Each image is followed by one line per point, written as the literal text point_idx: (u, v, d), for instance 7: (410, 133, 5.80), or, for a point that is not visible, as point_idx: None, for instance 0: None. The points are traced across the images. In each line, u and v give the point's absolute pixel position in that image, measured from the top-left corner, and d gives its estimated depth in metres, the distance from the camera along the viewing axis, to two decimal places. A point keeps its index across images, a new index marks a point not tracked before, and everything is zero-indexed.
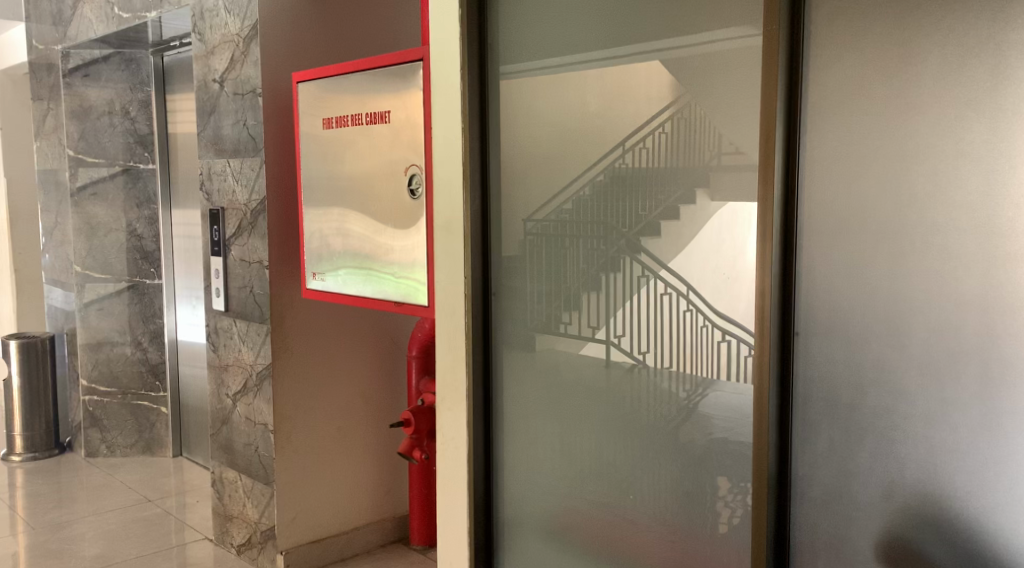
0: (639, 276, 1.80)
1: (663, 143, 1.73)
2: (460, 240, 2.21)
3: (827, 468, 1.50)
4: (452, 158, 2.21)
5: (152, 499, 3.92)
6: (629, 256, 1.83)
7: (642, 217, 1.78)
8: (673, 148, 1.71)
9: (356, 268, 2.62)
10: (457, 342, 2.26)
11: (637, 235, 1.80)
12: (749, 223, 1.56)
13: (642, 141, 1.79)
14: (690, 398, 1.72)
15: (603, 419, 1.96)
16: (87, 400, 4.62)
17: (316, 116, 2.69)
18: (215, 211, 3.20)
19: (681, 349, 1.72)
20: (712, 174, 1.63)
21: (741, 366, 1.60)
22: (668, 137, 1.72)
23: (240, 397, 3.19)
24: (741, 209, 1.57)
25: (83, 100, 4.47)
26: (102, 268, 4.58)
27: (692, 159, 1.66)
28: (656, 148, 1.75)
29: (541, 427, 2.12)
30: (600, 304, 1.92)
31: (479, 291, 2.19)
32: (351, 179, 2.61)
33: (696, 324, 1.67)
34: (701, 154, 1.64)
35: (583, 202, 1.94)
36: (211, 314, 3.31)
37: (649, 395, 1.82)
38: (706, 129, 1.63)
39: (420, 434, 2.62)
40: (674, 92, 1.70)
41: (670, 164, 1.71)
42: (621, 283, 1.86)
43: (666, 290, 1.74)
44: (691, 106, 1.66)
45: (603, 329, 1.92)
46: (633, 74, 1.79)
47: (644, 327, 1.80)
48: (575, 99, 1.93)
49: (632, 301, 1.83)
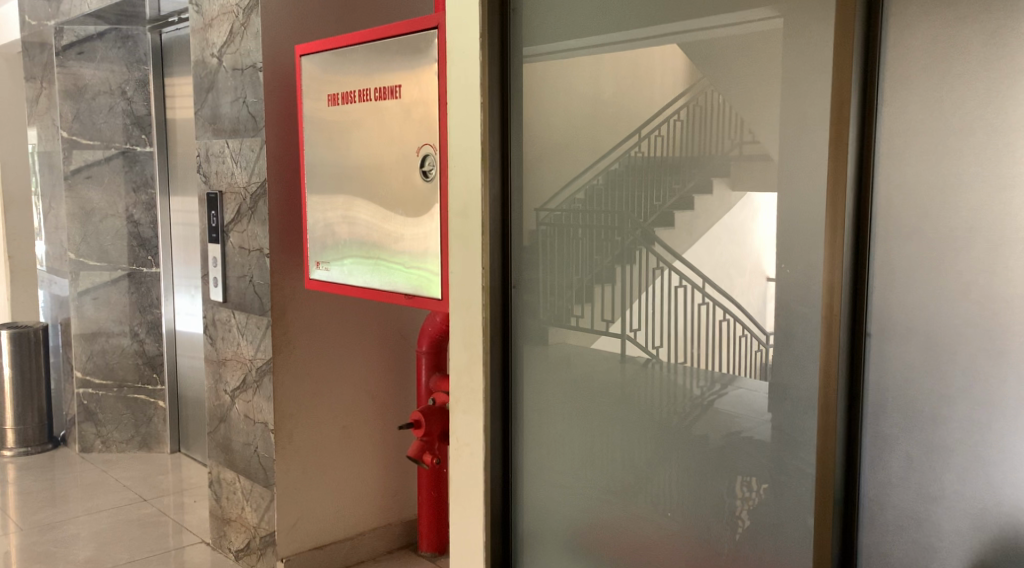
0: (653, 268, 1.66)
1: (701, 123, 1.54)
2: (478, 223, 2.00)
3: (903, 490, 1.30)
4: (468, 136, 2.01)
5: (148, 498, 3.76)
6: (644, 247, 1.68)
7: (656, 208, 1.64)
8: (719, 130, 1.50)
9: (363, 258, 2.43)
10: (474, 339, 2.05)
11: (651, 224, 1.66)
12: (765, 214, 1.43)
13: (659, 128, 1.63)
14: (705, 395, 1.58)
15: (627, 425, 1.76)
16: (82, 393, 4.46)
17: (320, 93, 2.50)
18: (213, 195, 3.01)
19: (702, 346, 1.57)
20: (774, 157, 1.41)
21: (747, 360, 1.49)
22: (706, 119, 1.53)
23: (238, 394, 3.01)
24: (759, 205, 1.44)
25: (78, 79, 4.29)
26: (97, 255, 4.40)
27: (742, 140, 1.46)
28: (705, 132, 1.53)
29: (562, 432, 1.93)
30: (614, 295, 1.75)
31: (498, 282, 1.99)
32: (358, 161, 2.41)
33: (713, 318, 1.54)
34: (719, 142, 1.50)
35: (597, 190, 1.78)
36: (208, 305, 3.13)
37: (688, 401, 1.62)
38: (768, 109, 1.42)
39: (432, 436, 2.43)
40: (690, 78, 1.56)
41: (711, 151, 1.52)
42: (635, 275, 1.70)
43: (681, 283, 1.60)
44: (707, 91, 1.52)
45: (617, 322, 1.75)
46: (647, 58, 1.65)
47: (661, 324, 1.65)
48: (589, 79, 1.78)
49: (646, 294, 1.68)
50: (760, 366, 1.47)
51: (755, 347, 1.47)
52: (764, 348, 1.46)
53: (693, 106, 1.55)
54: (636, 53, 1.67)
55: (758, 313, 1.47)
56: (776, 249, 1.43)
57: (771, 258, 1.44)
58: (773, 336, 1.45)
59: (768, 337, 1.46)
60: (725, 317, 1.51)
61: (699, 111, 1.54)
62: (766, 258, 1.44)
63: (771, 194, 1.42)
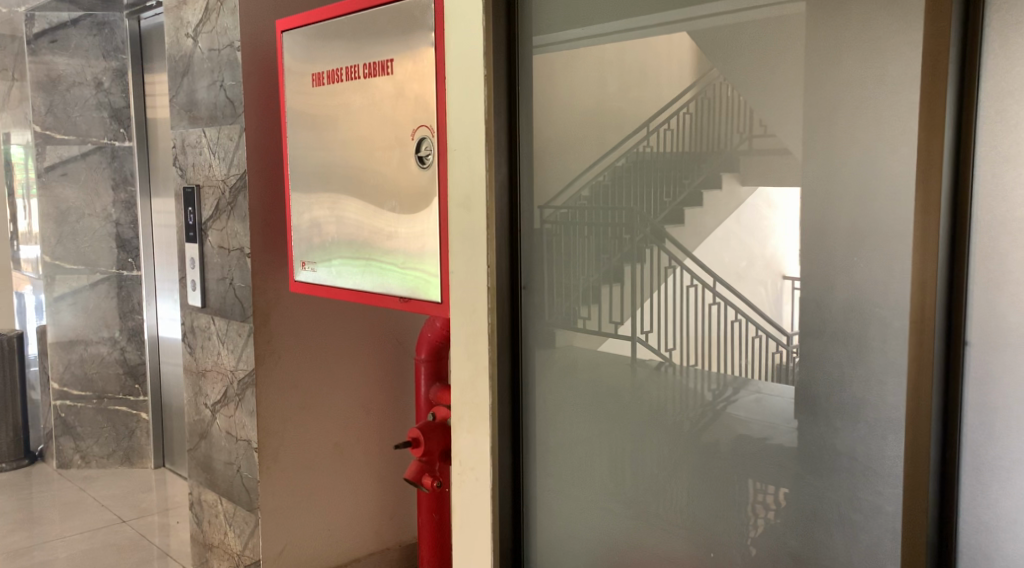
0: (665, 269, 1.46)
1: (760, 93, 1.28)
2: (483, 215, 1.74)
3: (1016, 538, 1.08)
4: (469, 116, 1.75)
5: (127, 519, 3.50)
6: (653, 245, 1.47)
7: (664, 204, 1.44)
8: (788, 92, 1.25)
9: (352, 258, 2.18)
10: (479, 347, 1.79)
11: (660, 219, 1.45)
12: (783, 211, 1.27)
13: (666, 121, 1.43)
14: (715, 399, 1.41)
15: (650, 443, 1.53)
16: (59, 406, 4.21)
17: (306, 69, 2.23)
18: (189, 190, 2.75)
19: (715, 352, 1.39)
20: (856, 132, 1.18)
21: (761, 363, 1.32)
22: (764, 88, 1.28)
23: (219, 408, 2.75)
24: (778, 201, 1.27)
25: (51, 69, 4.04)
26: (74, 258, 4.15)
27: (804, 109, 1.23)
28: (771, 96, 1.27)
29: (575, 455, 1.69)
30: (621, 301, 1.54)
31: (507, 283, 1.73)
32: (345, 149, 2.15)
33: (726, 321, 1.36)
34: (728, 131, 1.33)
35: (601, 188, 1.55)
36: (185, 311, 2.87)
37: (742, 422, 1.37)
38: (847, 72, 1.18)
39: (432, 456, 2.17)
40: (705, 49, 1.37)
41: (776, 121, 1.27)
42: (644, 277, 1.49)
43: (693, 285, 1.41)
44: (723, 67, 1.34)
45: (626, 323, 1.54)
46: (659, 27, 1.44)
47: (674, 325, 1.45)
48: (592, 52, 1.56)
49: (656, 299, 1.48)
50: (776, 369, 1.30)
51: (791, 357, 1.28)
52: (784, 351, 1.29)
53: (754, 68, 1.29)
54: (666, 17, 1.43)
55: (774, 313, 1.29)
56: (815, 243, 1.24)
57: (794, 255, 1.26)
58: (798, 338, 1.27)
59: (790, 338, 1.28)
60: (738, 318, 1.34)
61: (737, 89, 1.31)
62: (785, 255, 1.27)
63: (794, 190, 1.25)
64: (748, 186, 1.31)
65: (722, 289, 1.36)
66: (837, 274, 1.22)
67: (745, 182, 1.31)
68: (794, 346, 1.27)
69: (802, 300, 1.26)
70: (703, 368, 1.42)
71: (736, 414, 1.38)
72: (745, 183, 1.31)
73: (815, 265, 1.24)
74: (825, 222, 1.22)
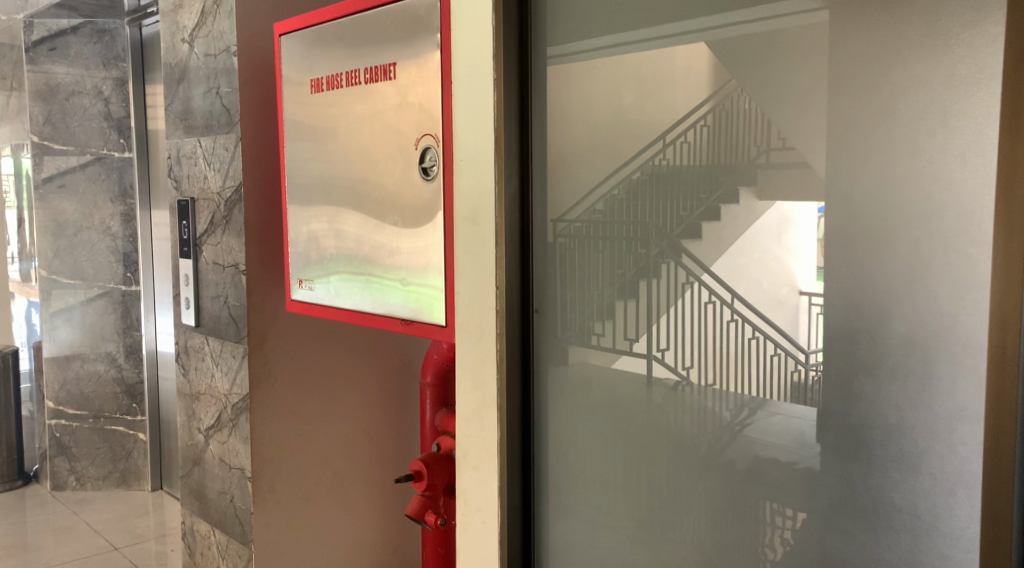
0: (681, 290, 1.30)
1: (805, 99, 1.13)
2: (490, 231, 1.58)
3: None
4: (479, 123, 1.59)
5: (120, 546, 3.36)
6: (669, 262, 1.32)
7: (681, 219, 1.29)
8: (838, 98, 1.10)
9: (352, 275, 2.03)
10: (488, 377, 1.61)
11: (676, 237, 1.30)
12: (802, 224, 1.14)
13: (683, 133, 1.29)
14: (733, 419, 1.26)
15: (673, 486, 1.36)
16: (54, 425, 4.10)
17: (304, 75, 2.10)
18: (184, 203, 2.63)
19: (742, 380, 1.23)
20: (920, 137, 1.03)
21: (775, 381, 1.18)
22: (810, 93, 1.13)
23: (213, 433, 2.62)
24: (794, 212, 1.15)
25: (49, 78, 3.95)
26: (71, 272, 4.05)
27: (856, 117, 1.09)
28: (816, 103, 1.12)
29: (588, 498, 1.52)
30: (636, 327, 1.38)
31: (517, 306, 1.56)
32: (345, 161, 2.01)
33: (743, 341, 1.22)
34: (746, 141, 1.20)
35: (616, 202, 1.40)
36: (180, 330, 2.75)
37: (766, 450, 1.22)
38: (909, 73, 1.03)
39: (436, 491, 2.02)
40: (745, 45, 1.21)
41: (822, 130, 1.12)
42: (660, 299, 1.34)
43: (711, 305, 1.26)
44: (768, 64, 1.18)
45: (642, 341, 1.38)
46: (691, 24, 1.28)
47: (692, 339, 1.30)
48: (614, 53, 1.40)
49: (672, 324, 1.32)
50: (794, 388, 1.17)
51: (839, 394, 1.12)
52: (803, 369, 1.15)
53: (797, 69, 1.14)
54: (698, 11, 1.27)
55: (790, 327, 1.16)
56: (872, 267, 1.08)
57: (810, 270, 1.14)
58: (823, 355, 1.13)
59: (809, 355, 1.14)
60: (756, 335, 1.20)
61: (779, 98, 1.16)
62: (800, 270, 1.15)
63: (816, 204, 1.12)
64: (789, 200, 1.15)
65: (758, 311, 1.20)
66: (894, 302, 1.06)
67: (765, 193, 1.18)
68: (815, 362, 1.14)
69: (853, 325, 1.10)
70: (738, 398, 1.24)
71: (755, 437, 1.23)
72: (766, 192, 1.18)
73: (868, 292, 1.09)
74: (880, 242, 1.07)
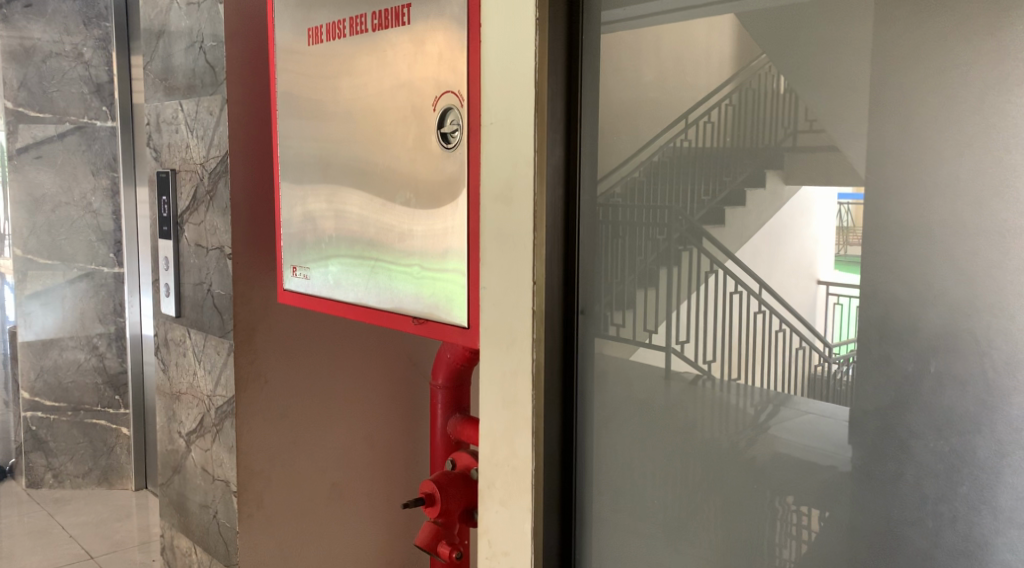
0: (700, 281, 1.06)
1: (899, 71, 0.90)
2: (528, 211, 1.25)
3: None
4: (515, 75, 1.26)
5: (96, 555, 3.09)
6: (692, 250, 1.07)
7: (700, 204, 1.06)
8: (970, 71, 0.85)
9: (355, 263, 1.72)
10: (522, 392, 1.29)
11: (699, 223, 1.06)
12: (819, 215, 0.95)
13: (705, 112, 1.06)
14: (756, 418, 1.04)
15: (743, 536, 1.08)
16: (30, 417, 3.83)
17: (301, 27, 1.80)
18: (164, 175, 2.34)
19: (883, 413, 0.93)
20: None
21: (790, 374, 0.99)
22: (933, 52, 0.87)
23: (195, 439, 2.34)
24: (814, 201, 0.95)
25: (25, 39, 3.64)
26: (48, 251, 3.76)
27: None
28: (970, 54, 0.85)
29: (622, 542, 1.24)
30: (654, 334, 1.13)
31: (558, 308, 1.24)
32: (346, 127, 1.70)
33: (761, 341, 1.01)
34: (770, 127, 0.99)
35: (634, 185, 1.14)
36: (159, 321, 2.46)
37: (900, 505, 0.93)
38: None
39: (450, 518, 1.74)
40: None
41: (995, 85, 0.84)
42: (681, 298, 1.09)
43: (740, 303, 1.02)
44: None
45: (659, 335, 1.12)
46: None
47: (715, 337, 1.06)
48: None
49: (693, 323, 1.08)
50: (807, 381, 0.97)
51: (1019, 440, 0.84)
52: (824, 364, 0.96)
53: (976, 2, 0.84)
54: None
55: (804, 310, 0.96)
56: None
57: (827, 258, 0.95)
58: (853, 346, 0.94)
59: (826, 344, 0.95)
60: (886, 357, 0.92)
61: (898, 55, 0.90)
62: (818, 253, 0.95)
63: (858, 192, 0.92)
64: (946, 176, 0.87)
65: (921, 331, 0.90)
66: None
67: (876, 172, 0.91)
68: (837, 355, 0.95)
69: None
70: (888, 444, 0.93)
71: (885, 488, 0.94)
72: (875, 177, 0.91)
73: None
74: None
